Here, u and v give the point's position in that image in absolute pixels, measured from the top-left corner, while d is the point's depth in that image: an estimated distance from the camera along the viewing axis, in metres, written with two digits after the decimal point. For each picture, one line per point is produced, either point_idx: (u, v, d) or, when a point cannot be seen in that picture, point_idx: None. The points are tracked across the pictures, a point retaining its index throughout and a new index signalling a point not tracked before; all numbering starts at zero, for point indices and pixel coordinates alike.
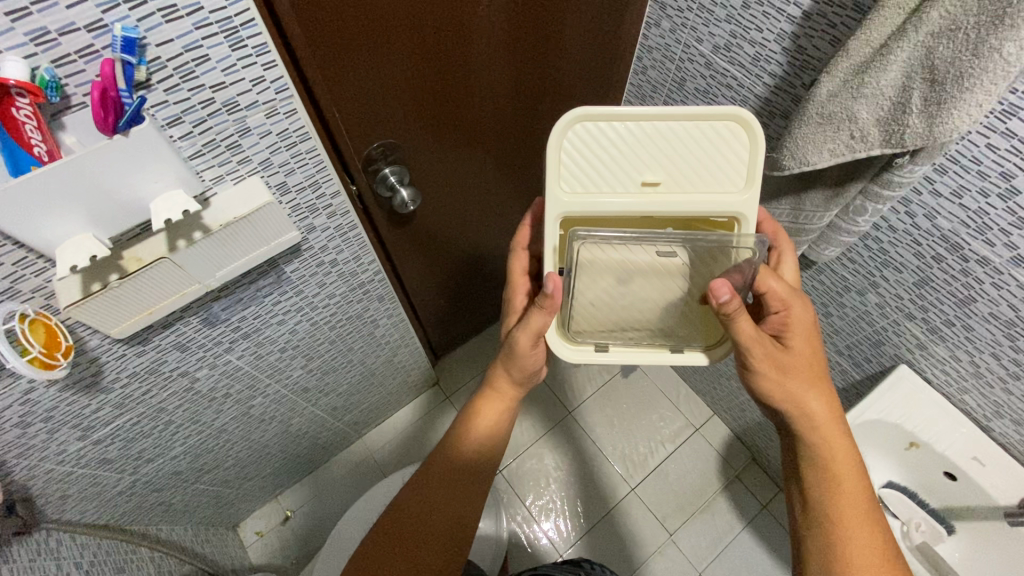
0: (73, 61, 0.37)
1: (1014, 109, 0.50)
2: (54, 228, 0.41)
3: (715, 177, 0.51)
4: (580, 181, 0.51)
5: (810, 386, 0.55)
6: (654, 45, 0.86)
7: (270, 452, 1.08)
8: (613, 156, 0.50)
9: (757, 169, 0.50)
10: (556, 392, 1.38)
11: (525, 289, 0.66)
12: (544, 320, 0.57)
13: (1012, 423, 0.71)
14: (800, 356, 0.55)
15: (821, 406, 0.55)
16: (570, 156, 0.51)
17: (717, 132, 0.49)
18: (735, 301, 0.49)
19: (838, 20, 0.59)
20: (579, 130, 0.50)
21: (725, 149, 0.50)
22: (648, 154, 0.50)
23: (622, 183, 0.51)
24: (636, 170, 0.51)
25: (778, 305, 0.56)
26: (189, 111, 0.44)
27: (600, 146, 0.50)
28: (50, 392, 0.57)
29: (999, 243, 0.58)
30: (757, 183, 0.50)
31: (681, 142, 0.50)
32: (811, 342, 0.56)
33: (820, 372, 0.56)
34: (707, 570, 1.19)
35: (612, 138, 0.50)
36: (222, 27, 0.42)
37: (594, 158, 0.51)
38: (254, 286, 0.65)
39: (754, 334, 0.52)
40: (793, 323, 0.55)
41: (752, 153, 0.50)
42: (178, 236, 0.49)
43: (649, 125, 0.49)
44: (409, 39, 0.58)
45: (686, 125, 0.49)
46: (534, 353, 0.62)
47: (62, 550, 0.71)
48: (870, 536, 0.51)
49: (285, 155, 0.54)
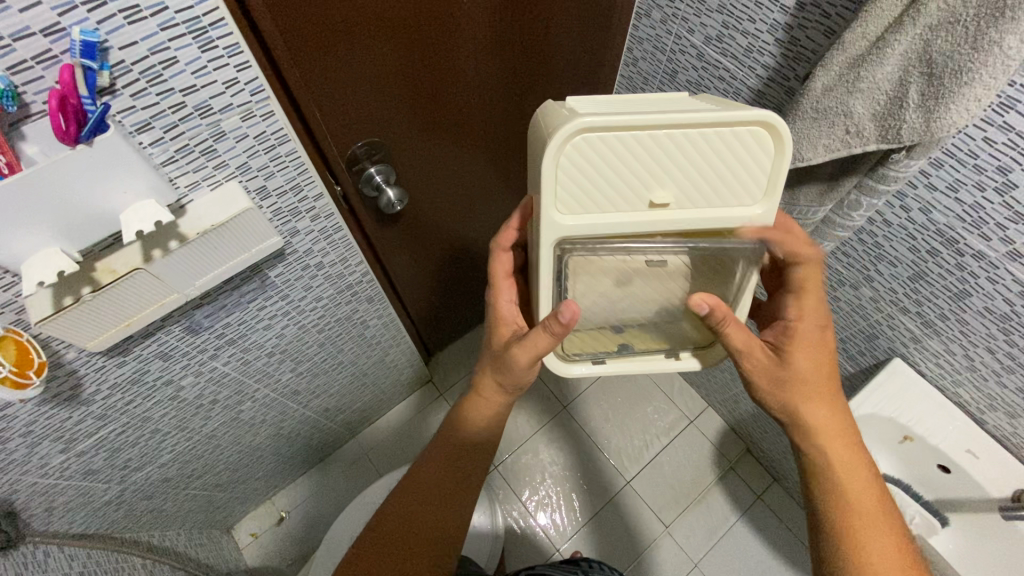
0: (30, 67, 0.35)
1: (1012, 102, 0.49)
2: (20, 243, 0.40)
3: (731, 190, 0.47)
4: (579, 202, 0.46)
5: (806, 400, 0.55)
6: (644, 36, 0.84)
7: (262, 454, 1.06)
8: (620, 172, 0.45)
9: (778, 181, 0.46)
10: (550, 388, 1.37)
11: (507, 295, 0.64)
12: (548, 343, 0.54)
13: (1005, 416, 0.71)
14: (800, 372, 0.54)
15: (820, 418, 0.55)
16: (569, 174, 0.44)
17: (741, 141, 0.44)
18: (719, 310, 0.51)
19: (831, 11, 0.58)
20: (581, 142, 0.43)
21: (745, 157, 0.45)
22: (659, 168, 0.45)
23: (628, 200, 0.46)
24: (643, 186, 0.46)
25: (792, 313, 0.55)
26: (159, 116, 0.42)
27: (604, 160, 0.44)
28: (27, 407, 0.55)
29: (995, 238, 0.58)
30: (774, 198, 0.47)
31: (697, 151, 0.44)
32: (818, 356, 0.54)
33: (826, 385, 0.55)
34: (702, 562, 1.19)
35: (620, 151, 0.43)
36: (189, 28, 0.40)
37: (598, 173, 0.45)
38: (238, 292, 0.64)
39: (744, 342, 0.53)
40: (796, 337, 0.55)
41: (775, 162, 0.45)
42: (153, 246, 0.48)
43: (665, 136, 0.43)
44: (391, 37, 0.56)
45: (705, 133, 0.43)
46: (528, 371, 0.60)
47: (51, 563, 0.69)
48: (888, 538, 0.50)
49: (263, 158, 0.52)
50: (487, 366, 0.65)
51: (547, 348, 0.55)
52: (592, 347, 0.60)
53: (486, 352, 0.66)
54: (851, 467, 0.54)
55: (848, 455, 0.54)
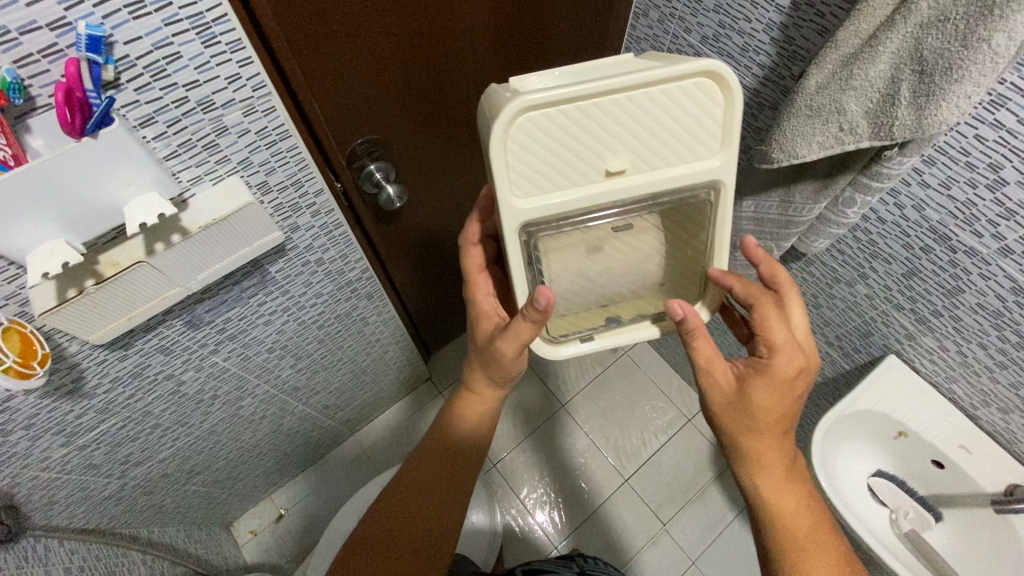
0: (37, 61, 0.35)
1: (1002, 100, 0.49)
2: (26, 235, 0.40)
3: (684, 147, 0.47)
4: (533, 183, 0.47)
5: (745, 431, 0.55)
6: (642, 36, 0.85)
7: (262, 451, 1.07)
8: (568, 147, 0.45)
9: (733, 130, 0.46)
10: (548, 386, 1.39)
11: (485, 288, 0.65)
12: (532, 332, 0.55)
13: (999, 411, 0.72)
14: (752, 407, 0.54)
15: (760, 448, 0.55)
16: (517, 157, 0.45)
17: (684, 93, 0.44)
18: (692, 317, 0.52)
19: (825, 10, 0.58)
20: (521, 123, 0.43)
21: (690, 110, 0.45)
22: (606, 135, 0.45)
23: (584, 173, 0.47)
24: (596, 155, 0.46)
25: (763, 350, 0.55)
26: (162, 110, 0.43)
27: (551, 136, 0.44)
28: (30, 399, 0.56)
29: (987, 234, 0.58)
30: (732, 145, 0.47)
31: (640, 112, 0.44)
32: (776, 397, 0.53)
33: (772, 427, 0.54)
34: (699, 560, 1.20)
35: (562, 124, 0.44)
36: (193, 24, 0.40)
37: (547, 151, 0.45)
38: (238, 286, 0.64)
39: (709, 360, 0.54)
40: (770, 372, 0.53)
41: (727, 111, 0.46)
42: (156, 239, 0.48)
43: (603, 102, 0.43)
44: (390, 34, 0.57)
45: (644, 93, 0.43)
46: (518, 361, 0.62)
47: (51, 557, 0.70)
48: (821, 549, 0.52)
49: (265, 154, 0.53)
50: (476, 363, 0.66)
51: (532, 334, 0.56)
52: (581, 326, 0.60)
53: (474, 349, 0.66)
54: (780, 494, 0.55)
55: (780, 480, 0.55)
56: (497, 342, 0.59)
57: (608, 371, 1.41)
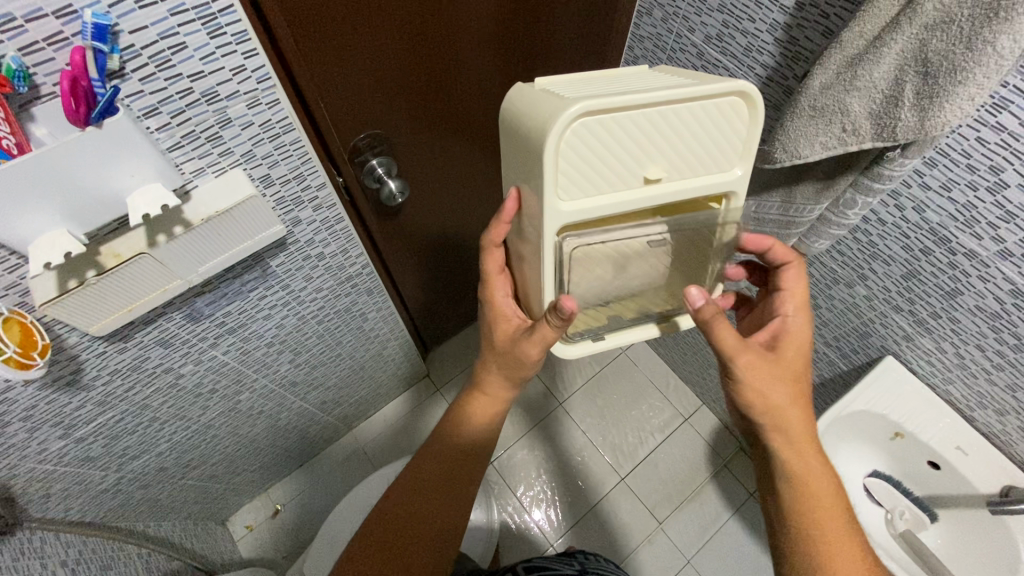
0: (41, 48, 0.35)
1: (1006, 101, 0.50)
2: (29, 224, 0.40)
3: (714, 158, 0.48)
4: (577, 186, 0.46)
5: (792, 402, 0.54)
6: (645, 34, 0.85)
7: (258, 446, 1.06)
8: (614, 154, 0.45)
9: (753, 143, 0.48)
10: (546, 384, 1.39)
11: (503, 289, 0.64)
12: (555, 335, 0.56)
13: (995, 413, 0.73)
14: (790, 370, 0.54)
15: (796, 420, 0.54)
16: (567, 160, 0.44)
17: (722, 109, 0.45)
18: (712, 302, 0.52)
19: (830, 11, 0.58)
20: (577, 128, 0.42)
21: (724, 126, 0.46)
22: (651, 144, 0.45)
23: (623, 179, 0.47)
24: (637, 162, 0.46)
25: (788, 308, 0.59)
26: (167, 101, 0.43)
27: (602, 142, 0.44)
28: (29, 390, 0.55)
29: (986, 237, 0.59)
30: (751, 158, 0.49)
31: (684, 128, 0.45)
32: (802, 357, 0.56)
33: (801, 393, 0.55)
34: (695, 559, 1.19)
35: (615, 132, 0.43)
36: (199, 14, 0.40)
37: (596, 156, 0.44)
38: (239, 280, 0.64)
39: (739, 342, 0.52)
40: (793, 333, 0.57)
41: (749, 127, 0.47)
42: (157, 231, 0.48)
43: (653, 112, 0.43)
44: (394, 30, 0.57)
45: (689, 107, 0.44)
46: (537, 362, 0.62)
47: (47, 549, 0.70)
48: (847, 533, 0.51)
49: (268, 146, 0.53)
50: (491, 365, 0.67)
51: (557, 336, 0.56)
52: (588, 327, 0.61)
53: (489, 349, 0.66)
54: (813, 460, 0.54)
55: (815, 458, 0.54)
56: (521, 345, 0.59)
57: (606, 371, 1.42)
